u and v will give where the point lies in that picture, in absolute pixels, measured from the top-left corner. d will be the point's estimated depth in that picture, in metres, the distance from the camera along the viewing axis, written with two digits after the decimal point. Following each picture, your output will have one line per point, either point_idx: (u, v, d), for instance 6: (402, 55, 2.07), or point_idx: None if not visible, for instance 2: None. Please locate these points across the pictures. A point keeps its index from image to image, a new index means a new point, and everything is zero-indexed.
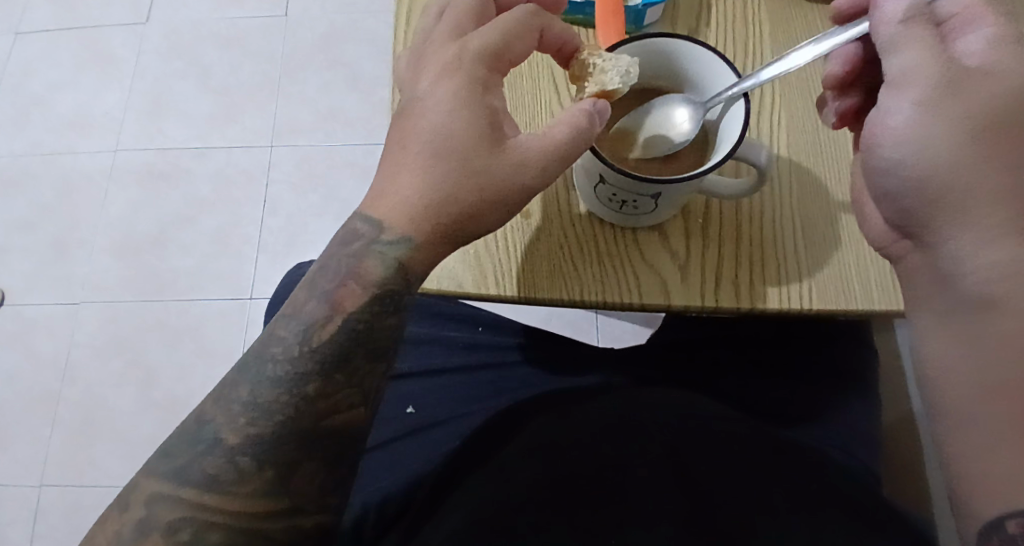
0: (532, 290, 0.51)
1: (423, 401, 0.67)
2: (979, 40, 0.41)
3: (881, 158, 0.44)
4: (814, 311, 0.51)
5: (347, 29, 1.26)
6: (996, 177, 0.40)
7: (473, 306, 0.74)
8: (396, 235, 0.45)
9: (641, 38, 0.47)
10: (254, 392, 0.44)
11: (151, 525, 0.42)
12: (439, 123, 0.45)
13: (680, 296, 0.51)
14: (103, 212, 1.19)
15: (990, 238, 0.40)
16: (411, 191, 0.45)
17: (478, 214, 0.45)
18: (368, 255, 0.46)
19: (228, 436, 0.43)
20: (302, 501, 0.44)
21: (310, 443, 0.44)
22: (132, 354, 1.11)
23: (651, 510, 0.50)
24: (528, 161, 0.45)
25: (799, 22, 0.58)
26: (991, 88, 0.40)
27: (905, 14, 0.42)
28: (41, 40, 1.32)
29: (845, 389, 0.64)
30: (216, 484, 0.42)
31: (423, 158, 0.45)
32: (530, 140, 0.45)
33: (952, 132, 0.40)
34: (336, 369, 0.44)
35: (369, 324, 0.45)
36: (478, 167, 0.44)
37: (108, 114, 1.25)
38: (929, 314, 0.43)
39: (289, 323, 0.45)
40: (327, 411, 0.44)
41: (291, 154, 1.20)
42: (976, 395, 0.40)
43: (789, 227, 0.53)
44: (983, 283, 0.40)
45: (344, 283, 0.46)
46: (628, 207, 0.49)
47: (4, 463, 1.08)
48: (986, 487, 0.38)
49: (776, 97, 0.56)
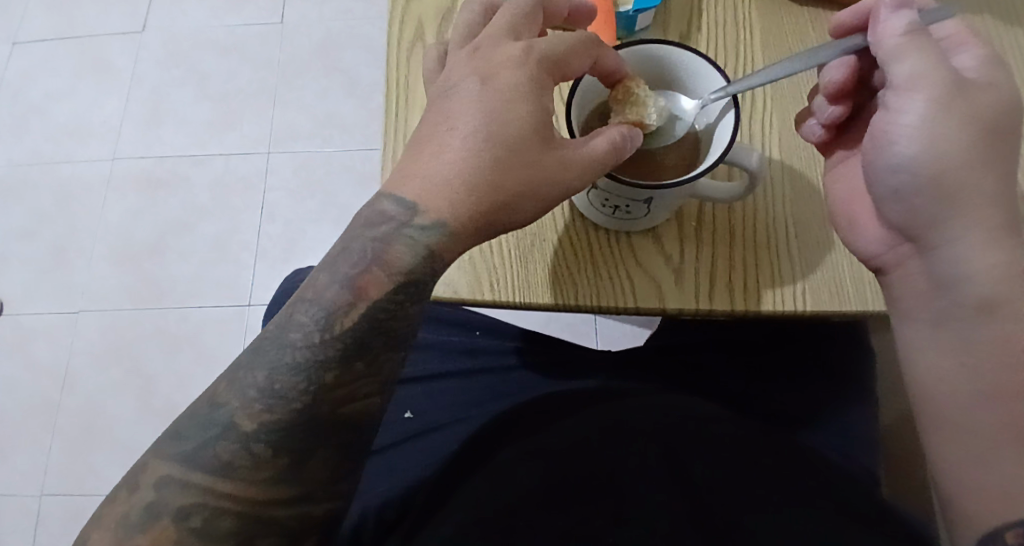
0: (527, 296, 0.51)
1: (422, 406, 0.67)
2: (972, 57, 0.45)
3: (891, 156, 0.45)
4: (807, 313, 0.51)
5: (344, 35, 1.27)
6: (993, 180, 0.43)
7: (472, 311, 0.75)
8: (431, 221, 0.45)
9: (635, 45, 0.48)
10: (271, 378, 0.43)
11: (161, 508, 0.42)
12: (484, 110, 0.45)
13: (675, 300, 0.51)
14: (101, 220, 1.20)
15: (988, 239, 0.43)
16: (455, 176, 0.45)
17: (517, 204, 0.45)
18: (397, 239, 0.45)
19: (243, 422, 0.43)
20: (313, 488, 0.43)
21: (325, 430, 0.43)
22: (131, 362, 1.12)
23: (654, 510, 0.51)
24: (573, 158, 0.45)
25: (792, 27, 0.58)
26: (993, 97, 0.43)
27: (907, 27, 0.44)
28: (39, 49, 1.32)
29: (843, 389, 0.64)
30: (229, 469, 0.42)
31: (471, 142, 0.45)
32: (576, 147, 0.45)
33: (961, 133, 0.43)
34: (355, 357, 0.44)
35: (389, 313, 0.45)
36: (518, 160, 0.44)
37: (106, 123, 1.26)
38: (925, 324, 0.46)
39: (309, 308, 0.45)
40: (344, 399, 0.44)
41: (289, 160, 1.20)
42: (971, 402, 0.44)
43: (783, 229, 0.53)
44: (983, 289, 0.44)
45: (367, 269, 0.45)
46: (621, 212, 0.49)
47: (5, 471, 1.09)
48: (984, 491, 0.42)
49: (769, 100, 0.57)
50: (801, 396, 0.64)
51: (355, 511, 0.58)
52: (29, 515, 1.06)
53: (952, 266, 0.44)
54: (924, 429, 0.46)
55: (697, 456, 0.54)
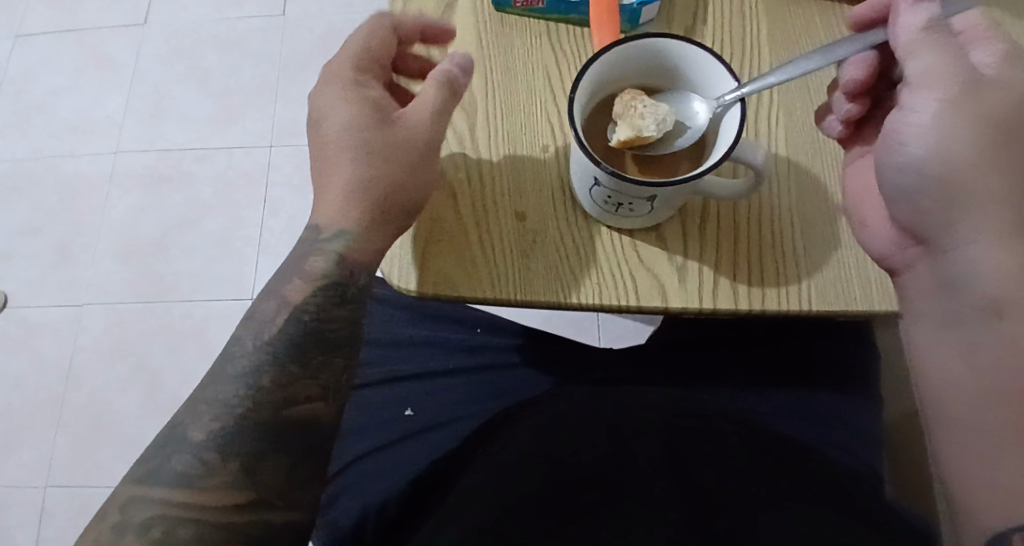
0: (528, 293, 0.50)
1: (423, 403, 0.66)
2: (988, 55, 0.42)
3: (902, 157, 0.45)
4: (814, 312, 0.50)
5: (345, 29, 1.26)
6: (1006, 181, 0.42)
7: (474, 310, 0.74)
8: (333, 229, 0.50)
9: (622, 43, 0.45)
10: (217, 389, 0.47)
11: (126, 527, 0.43)
12: (339, 118, 0.50)
13: (678, 299, 0.50)
14: (105, 215, 1.19)
15: (999, 242, 0.42)
16: (338, 183, 0.50)
17: (398, 195, 0.49)
18: (315, 254, 0.50)
19: (194, 433, 0.46)
20: (271, 494, 0.45)
21: (274, 431, 0.46)
22: (136, 357, 1.12)
23: (651, 514, 0.49)
24: (416, 137, 0.50)
25: (799, 20, 0.57)
26: (1009, 95, 0.42)
27: (925, 22, 0.43)
28: (42, 45, 1.32)
29: (849, 387, 0.64)
30: (186, 479, 0.44)
31: (339, 151, 0.50)
32: (413, 109, 0.50)
33: (970, 133, 0.42)
34: (290, 359, 0.48)
35: (316, 318, 0.49)
36: (376, 149, 0.49)
37: (109, 118, 1.25)
38: (933, 324, 0.46)
39: (246, 325, 0.49)
40: (286, 401, 0.47)
41: (291, 155, 1.20)
42: (981, 405, 0.42)
43: (788, 226, 0.52)
44: (993, 291, 0.42)
45: (294, 283, 0.50)
46: (624, 209, 0.48)
47: (11, 466, 1.09)
48: (997, 496, 0.40)
49: (775, 96, 0.56)
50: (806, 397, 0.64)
51: (351, 510, 0.58)
52: (35, 510, 1.07)
53: (962, 268, 0.44)
54: (932, 430, 0.45)
55: (698, 461, 0.53)
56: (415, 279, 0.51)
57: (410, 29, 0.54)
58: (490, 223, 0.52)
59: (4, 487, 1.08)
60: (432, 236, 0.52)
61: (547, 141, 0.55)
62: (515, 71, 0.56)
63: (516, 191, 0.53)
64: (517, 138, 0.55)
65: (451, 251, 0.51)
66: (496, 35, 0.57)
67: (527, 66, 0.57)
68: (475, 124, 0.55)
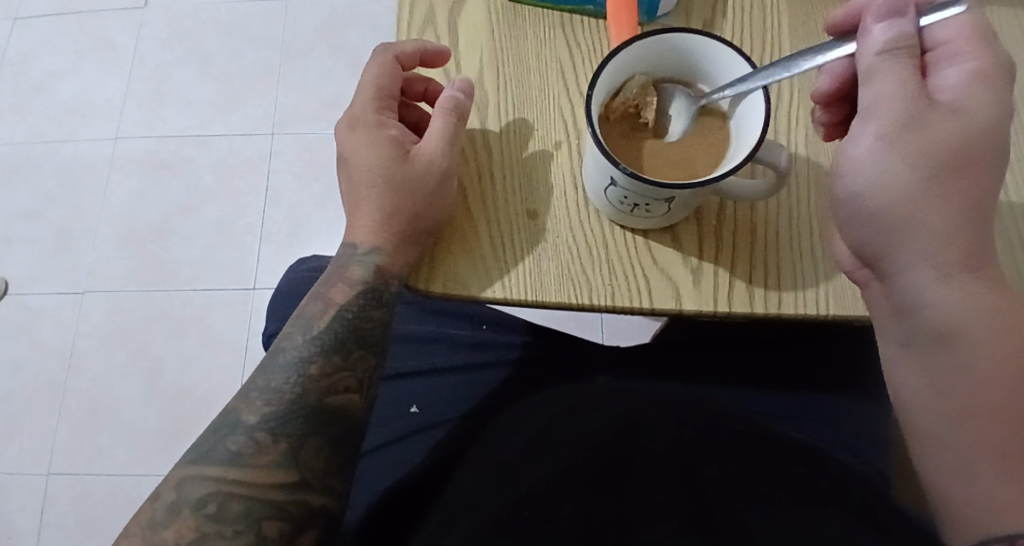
0: (539, 293, 0.49)
1: (428, 400, 0.64)
2: (958, 73, 0.42)
3: (846, 188, 0.45)
4: (831, 317, 0.49)
5: (347, 15, 1.24)
6: (948, 216, 0.42)
7: (484, 306, 0.72)
8: (368, 246, 0.53)
9: (653, 35, 0.44)
10: (268, 378, 0.50)
11: (182, 503, 0.45)
12: (363, 158, 0.52)
13: (692, 301, 0.49)
14: (105, 201, 1.18)
15: (939, 276, 0.42)
16: (373, 211, 0.52)
17: (419, 215, 0.50)
18: (352, 263, 0.53)
19: (247, 417, 0.48)
20: (310, 477, 0.48)
21: (316, 418, 0.49)
22: (137, 345, 1.11)
23: (654, 512, 0.50)
24: (431, 165, 0.51)
25: (818, 13, 0.56)
26: (954, 126, 0.41)
27: (886, 44, 0.42)
28: (40, 26, 1.30)
29: (859, 389, 0.63)
30: (237, 458, 0.47)
31: (370, 182, 0.52)
32: (429, 145, 0.51)
33: (903, 175, 0.42)
34: (333, 351, 0.51)
35: (357, 315, 0.52)
36: (398, 180, 0.52)
37: (109, 102, 1.24)
38: (893, 342, 0.46)
39: (296, 322, 0.53)
40: (328, 390, 0.50)
41: (293, 143, 1.18)
42: (942, 429, 0.43)
43: (807, 228, 0.51)
44: (942, 323, 0.43)
45: (335, 285, 0.53)
46: (640, 210, 0.47)
47: (13, 452, 1.08)
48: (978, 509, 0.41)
49: (794, 93, 0.54)
50: (814, 399, 0.63)
51: (360, 506, 0.58)
52: (36, 495, 1.06)
53: (907, 297, 0.44)
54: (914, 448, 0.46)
55: (703, 460, 0.53)
56: (424, 277, 0.50)
57: (409, 59, 0.53)
58: (501, 221, 0.51)
59: (6, 473, 1.08)
60: (449, 241, 0.51)
61: (559, 138, 0.53)
62: (526, 64, 0.55)
63: (528, 191, 0.52)
64: (528, 133, 0.53)
65: (460, 252, 0.50)
66: (508, 26, 0.56)
67: (540, 59, 0.55)
68: (486, 120, 0.54)
